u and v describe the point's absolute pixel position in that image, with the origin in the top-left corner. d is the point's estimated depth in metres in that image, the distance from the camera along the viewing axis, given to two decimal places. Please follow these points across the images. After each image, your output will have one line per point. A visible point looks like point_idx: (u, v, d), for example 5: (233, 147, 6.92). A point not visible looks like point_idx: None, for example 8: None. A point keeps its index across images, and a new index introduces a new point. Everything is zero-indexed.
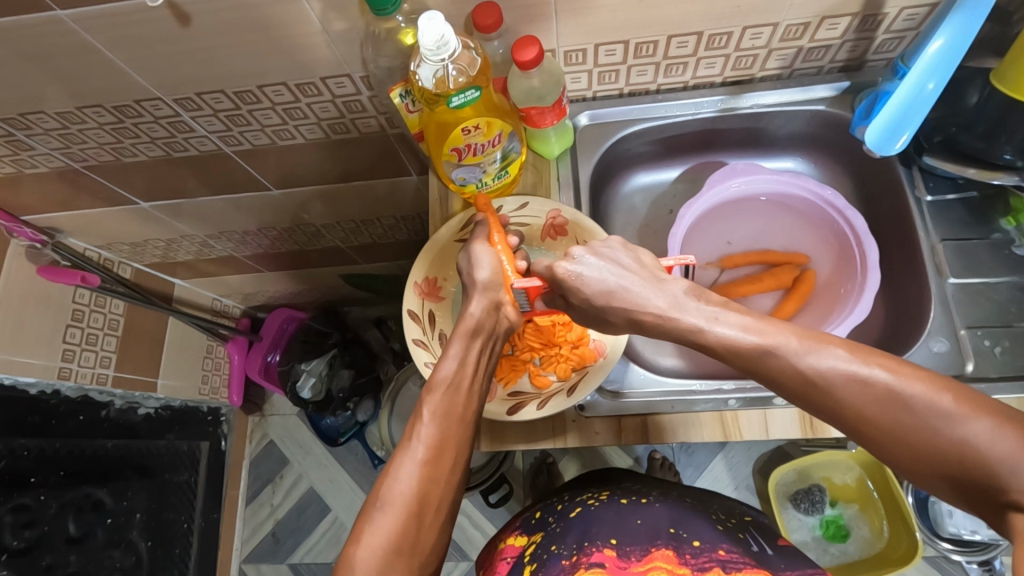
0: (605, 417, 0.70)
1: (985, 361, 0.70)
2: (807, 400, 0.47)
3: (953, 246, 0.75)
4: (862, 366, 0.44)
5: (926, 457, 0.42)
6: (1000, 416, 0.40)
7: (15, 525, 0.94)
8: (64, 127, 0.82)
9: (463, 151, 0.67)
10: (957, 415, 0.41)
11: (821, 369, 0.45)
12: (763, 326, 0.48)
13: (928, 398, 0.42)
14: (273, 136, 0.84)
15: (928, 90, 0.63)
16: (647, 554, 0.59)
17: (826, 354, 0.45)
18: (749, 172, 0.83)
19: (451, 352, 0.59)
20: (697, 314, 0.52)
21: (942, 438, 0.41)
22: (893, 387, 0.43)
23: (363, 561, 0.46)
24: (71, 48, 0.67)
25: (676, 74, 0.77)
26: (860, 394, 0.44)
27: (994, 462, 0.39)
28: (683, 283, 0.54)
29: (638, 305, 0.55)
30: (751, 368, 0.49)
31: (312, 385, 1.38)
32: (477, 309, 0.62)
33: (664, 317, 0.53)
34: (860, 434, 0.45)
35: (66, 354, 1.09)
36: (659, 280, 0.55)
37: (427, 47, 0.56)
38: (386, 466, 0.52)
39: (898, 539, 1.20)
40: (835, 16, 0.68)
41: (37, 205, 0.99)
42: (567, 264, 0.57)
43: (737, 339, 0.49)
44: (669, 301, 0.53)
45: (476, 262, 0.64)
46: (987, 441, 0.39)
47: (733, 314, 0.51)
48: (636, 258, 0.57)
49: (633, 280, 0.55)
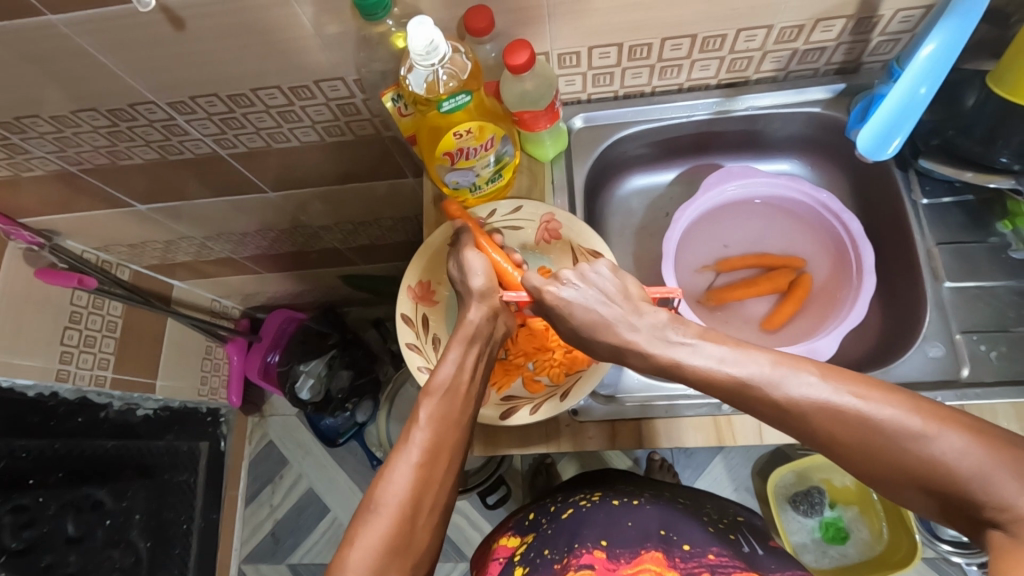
0: (599, 421, 0.70)
1: (981, 366, 0.70)
2: (785, 425, 0.46)
3: (950, 249, 0.75)
4: (835, 391, 0.44)
5: (900, 476, 0.42)
6: (969, 430, 0.40)
7: (14, 526, 0.95)
8: (60, 130, 0.82)
9: (456, 155, 0.67)
10: (928, 433, 0.40)
11: (794, 398, 0.45)
12: (739, 356, 0.48)
13: (899, 420, 0.41)
14: (268, 138, 0.84)
15: (921, 94, 0.63)
16: (636, 556, 0.59)
17: (800, 381, 0.45)
18: (745, 175, 0.82)
19: (450, 356, 0.59)
20: (677, 345, 0.52)
21: (913, 457, 0.41)
22: (865, 412, 0.42)
23: (356, 563, 0.46)
24: (65, 52, 0.67)
25: (671, 76, 0.77)
26: (833, 418, 0.43)
27: (966, 478, 0.39)
28: (663, 314, 0.53)
29: (622, 338, 0.55)
30: (728, 396, 0.48)
31: (311, 386, 1.39)
32: (476, 315, 0.62)
33: (645, 348, 0.53)
34: (833, 455, 0.45)
35: (65, 355, 1.09)
36: (638, 308, 0.55)
37: (417, 51, 0.55)
38: (380, 467, 0.52)
39: (897, 544, 1.20)
40: (830, 19, 0.67)
41: (34, 207, 0.99)
42: (554, 288, 0.57)
43: (713, 371, 0.49)
44: (650, 331, 0.53)
45: (468, 270, 0.64)
46: (956, 457, 0.39)
47: (710, 344, 0.50)
48: (623, 285, 0.56)
49: (612, 308, 0.55)
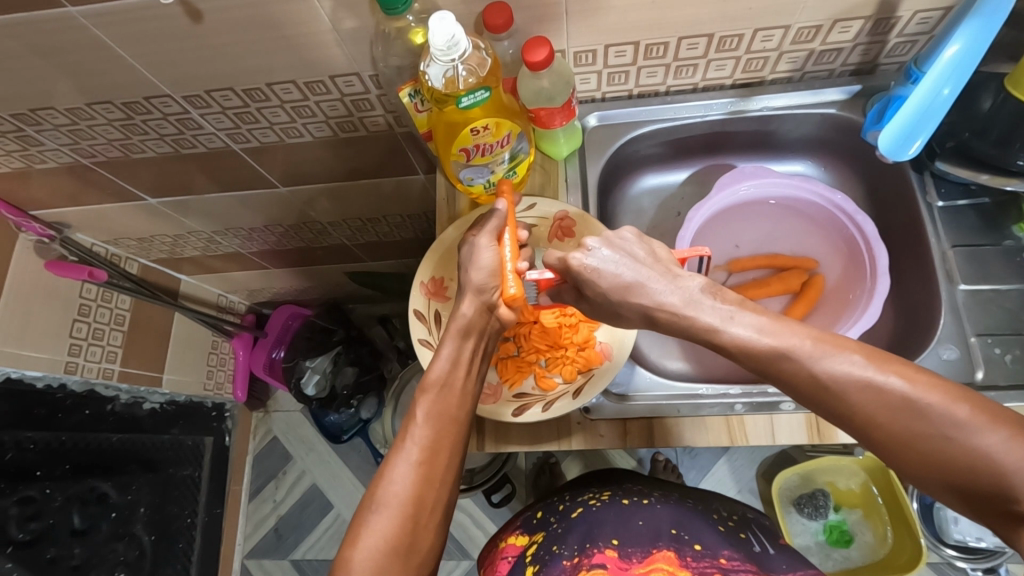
0: (610, 420, 0.70)
1: (995, 369, 0.70)
2: (818, 403, 0.46)
3: (964, 252, 0.75)
4: (878, 373, 0.44)
5: (934, 465, 0.42)
6: (1013, 426, 0.40)
7: (20, 518, 0.95)
8: (74, 122, 0.82)
9: (472, 151, 0.67)
10: (971, 424, 0.41)
11: (835, 373, 0.44)
12: (778, 328, 0.47)
13: (945, 407, 0.42)
14: (281, 133, 0.84)
15: (944, 95, 0.62)
16: (648, 555, 0.59)
17: (843, 359, 0.45)
18: (758, 175, 0.82)
19: (444, 352, 0.59)
20: (712, 313, 0.50)
21: (955, 446, 0.41)
22: (910, 395, 0.42)
23: (358, 563, 0.47)
24: (82, 43, 0.67)
25: (686, 76, 0.77)
26: (875, 400, 0.43)
27: (1007, 472, 0.40)
28: (697, 279, 0.51)
29: (653, 301, 0.52)
30: (764, 368, 0.48)
31: (316, 382, 1.39)
32: (468, 309, 0.61)
33: (679, 313, 0.51)
34: (867, 438, 0.45)
35: (73, 348, 1.10)
36: (674, 275, 0.52)
37: (438, 47, 0.55)
38: (380, 467, 0.52)
39: (902, 547, 1.18)
40: (847, 20, 0.67)
41: (45, 200, 1.00)
42: (580, 255, 0.55)
43: (752, 341, 0.47)
44: (684, 297, 0.51)
45: (474, 263, 0.63)
46: (1000, 450, 0.40)
47: (748, 314, 0.49)
48: (650, 250, 0.55)
49: (640, 276, 0.53)
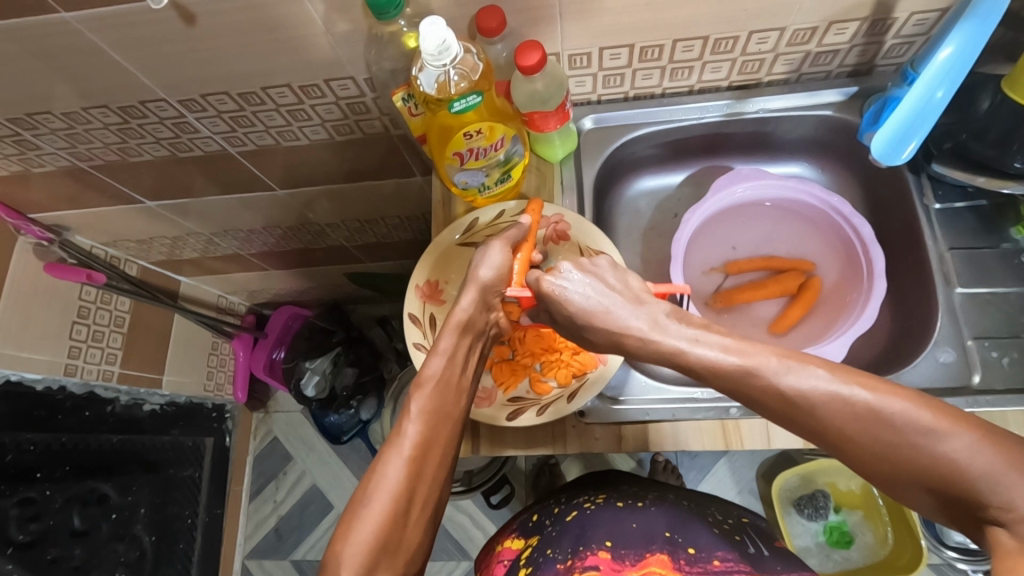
0: (605, 423, 0.70)
1: (992, 372, 0.69)
2: (789, 419, 0.45)
3: (961, 254, 0.74)
4: (843, 385, 0.43)
5: (905, 473, 0.42)
6: (979, 431, 0.40)
7: (20, 519, 0.95)
8: (71, 126, 0.82)
9: (465, 155, 0.67)
10: (938, 430, 0.40)
11: (800, 389, 0.44)
12: (744, 346, 0.46)
13: (909, 415, 0.41)
14: (278, 136, 0.84)
15: (938, 98, 0.62)
16: (641, 558, 0.59)
17: (807, 374, 0.44)
18: (754, 177, 0.82)
19: (441, 347, 0.58)
20: (678, 335, 0.49)
21: (924, 454, 0.41)
22: (875, 405, 0.42)
23: (349, 558, 0.46)
24: (77, 48, 0.67)
25: (682, 78, 0.76)
26: (841, 412, 0.43)
27: (975, 478, 0.39)
28: (664, 305, 0.51)
29: (619, 325, 0.52)
30: (732, 388, 0.47)
31: (316, 383, 1.39)
32: (468, 303, 0.59)
33: (646, 337, 0.51)
34: (839, 450, 0.44)
35: (72, 351, 1.11)
36: (641, 300, 0.52)
37: (429, 52, 0.55)
38: (374, 460, 0.51)
39: (902, 549, 1.18)
40: (843, 21, 0.67)
41: (44, 202, 1.00)
42: (552, 278, 0.54)
43: (718, 360, 0.46)
44: (650, 322, 0.51)
45: (484, 259, 0.62)
46: (966, 456, 0.39)
47: (714, 334, 0.48)
48: (624, 279, 0.54)
49: (605, 301, 0.53)
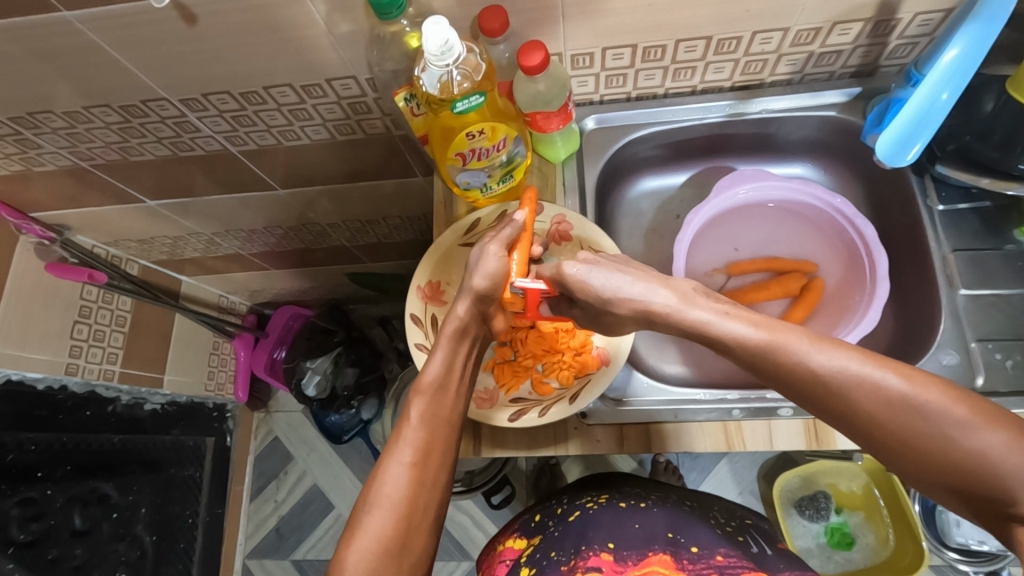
0: (607, 424, 0.70)
1: (996, 374, 0.69)
2: (816, 401, 0.46)
3: (965, 256, 0.74)
4: (876, 370, 0.44)
5: (934, 466, 0.42)
6: (1013, 429, 0.40)
7: (21, 518, 0.95)
8: (72, 126, 0.82)
9: (467, 155, 0.67)
10: (971, 424, 0.40)
11: (831, 369, 0.45)
12: (774, 323, 0.48)
13: (943, 406, 0.41)
14: (279, 136, 0.84)
15: (943, 100, 0.62)
16: (643, 559, 0.58)
17: (838, 355, 0.45)
18: (757, 178, 0.82)
19: (438, 355, 0.59)
20: (708, 308, 0.52)
21: (953, 447, 0.41)
22: (908, 393, 0.42)
23: (352, 564, 0.46)
24: (78, 48, 0.67)
25: (685, 78, 0.76)
26: (872, 397, 0.43)
27: (1005, 475, 0.39)
28: (690, 283, 0.54)
29: (645, 304, 0.54)
30: (759, 362, 0.48)
31: (317, 382, 1.40)
32: (464, 311, 0.61)
33: (674, 312, 0.53)
34: (867, 437, 0.44)
35: (74, 350, 1.11)
36: (668, 280, 0.55)
37: (432, 52, 0.55)
38: (375, 468, 0.52)
39: (903, 550, 1.18)
40: (847, 22, 0.67)
41: (45, 202, 1.00)
42: (575, 265, 0.57)
43: (747, 334, 0.48)
44: (679, 297, 0.53)
45: (478, 268, 0.61)
46: (1001, 452, 0.39)
47: (743, 313, 0.50)
48: (638, 270, 0.57)
49: (634, 283, 0.55)
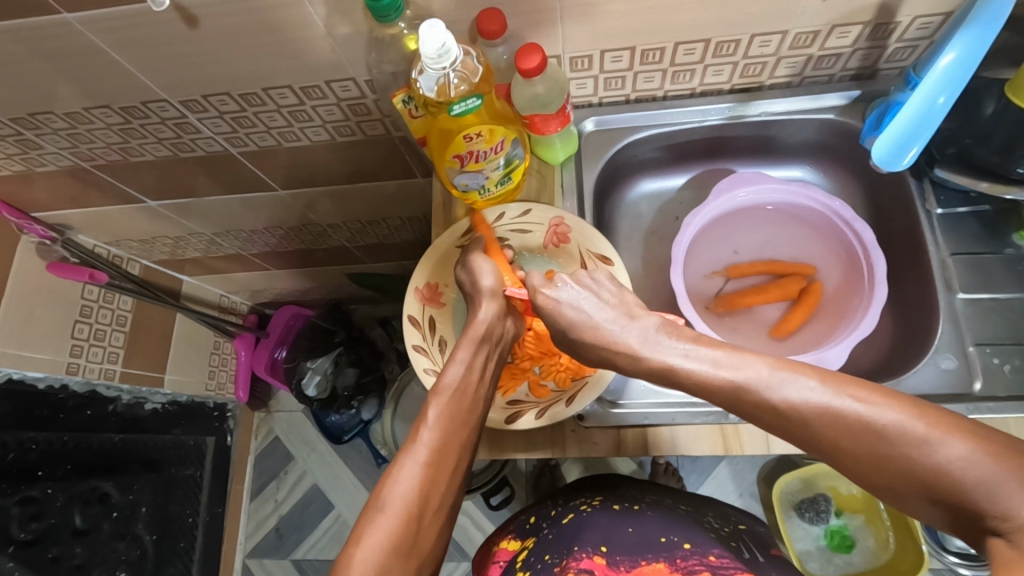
0: (604, 427, 0.70)
1: (994, 379, 0.69)
2: (785, 432, 0.46)
3: (964, 260, 0.74)
4: (834, 397, 0.44)
5: (905, 482, 0.42)
6: (974, 440, 0.39)
7: (22, 517, 0.96)
8: (73, 126, 0.82)
9: (466, 157, 0.67)
10: (931, 439, 0.40)
11: (792, 401, 0.45)
12: (734, 360, 0.49)
13: (902, 425, 0.41)
14: (279, 137, 0.84)
15: (940, 104, 0.62)
16: (636, 564, 0.58)
17: (796, 385, 0.45)
18: (757, 180, 0.82)
19: (460, 356, 0.59)
20: (672, 350, 0.53)
21: (917, 464, 0.41)
22: (866, 416, 0.42)
23: (360, 561, 0.46)
24: (78, 49, 0.68)
25: (684, 81, 0.76)
26: (833, 424, 0.43)
27: (971, 487, 0.39)
28: (654, 319, 0.56)
29: (614, 339, 0.57)
30: (728, 402, 0.49)
31: (317, 383, 1.40)
32: (487, 315, 0.63)
33: (637, 354, 0.55)
34: (839, 463, 0.45)
35: (75, 349, 1.11)
36: (633, 313, 0.57)
37: (428, 55, 0.55)
38: (388, 468, 0.52)
39: (904, 554, 1.18)
40: (846, 25, 0.66)
41: (46, 202, 1.00)
42: (549, 290, 0.62)
43: (708, 374, 0.49)
44: (643, 337, 0.55)
45: (479, 271, 0.66)
46: (960, 465, 0.39)
47: (705, 348, 0.51)
48: (619, 294, 0.60)
49: (604, 317, 0.58)
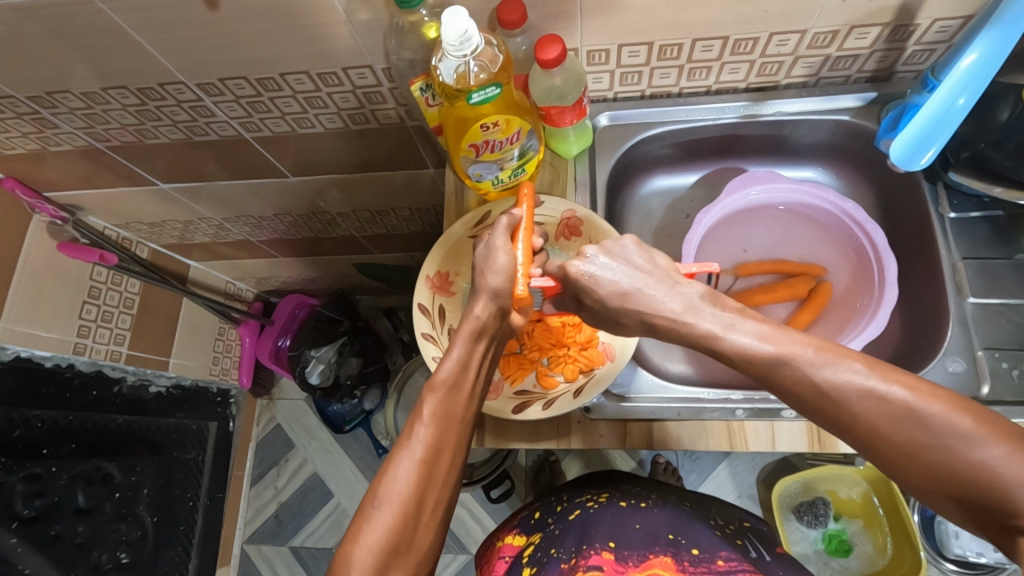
0: (610, 420, 0.70)
1: (1001, 384, 0.69)
2: (817, 410, 0.46)
3: (975, 264, 0.74)
4: (882, 383, 0.43)
5: (933, 474, 0.42)
6: (1012, 440, 0.41)
7: (26, 494, 0.96)
8: (90, 106, 0.83)
9: (481, 147, 0.67)
10: (974, 436, 0.41)
11: (837, 383, 0.44)
12: (780, 334, 0.47)
13: (946, 418, 0.42)
14: (293, 123, 0.84)
15: (959, 104, 0.62)
16: (645, 559, 0.59)
17: (844, 368, 0.44)
18: (769, 180, 0.81)
19: (453, 353, 0.57)
20: (712, 319, 0.49)
21: (955, 457, 0.41)
22: (913, 405, 0.42)
23: (358, 560, 0.46)
24: (99, 28, 0.68)
25: (699, 78, 0.76)
26: (877, 410, 0.43)
27: (1006, 484, 0.40)
28: (699, 288, 0.51)
29: (651, 308, 0.52)
30: (763, 376, 0.47)
31: (321, 371, 1.38)
32: (481, 312, 0.59)
33: (678, 320, 0.51)
34: (868, 447, 0.45)
35: (82, 329, 1.12)
36: (674, 281, 0.52)
37: (450, 42, 0.55)
38: (384, 463, 0.51)
39: (902, 559, 1.18)
40: (865, 25, 0.67)
41: (59, 181, 1.01)
42: (578, 263, 0.54)
43: (751, 347, 0.47)
44: (683, 304, 0.51)
45: (490, 265, 0.61)
46: (1001, 464, 0.40)
47: (748, 321, 0.48)
48: (650, 258, 0.54)
49: (648, 286, 0.53)
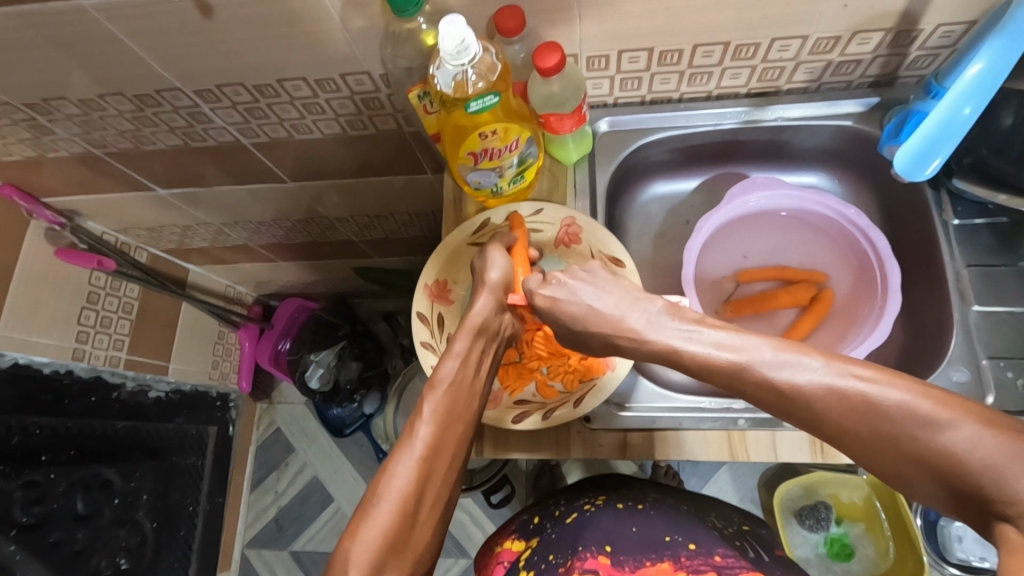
0: (613, 431, 0.69)
1: (1005, 393, 0.68)
2: (787, 414, 0.44)
3: (979, 272, 0.73)
4: (839, 377, 0.41)
5: (908, 465, 0.39)
6: (982, 419, 0.37)
7: (25, 501, 0.96)
8: (86, 113, 0.82)
9: (479, 155, 0.67)
10: (939, 421, 0.38)
11: (796, 383, 0.42)
12: (737, 339, 0.45)
13: (908, 406, 0.39)
14: (291, 129, 0.84)
15: (965, 114, 0.61)
16: (641, 566, 0.58)
17: (802, 366, 0.42)
18: (771, 186, 0.80)
19: (456, 349, 0.58)
20: (674, 332, 0.49)
21: (923, 447, 0.38)
22: (871, 397, 0.40)
23: (357, 556, 0.45)
24: (95, 35, 0.67)
25: (700, 83, 0.76)
26: (838, 407, 0.41)
27: (976, 470, 0.36)
28: (659, 302, 0.52)
29: (615, 327, 0.53)
30: (730, 386, 0.46)
31: (320, 375, 1.39)
32: (483, 308, 0.61)
33: (641, 337, 0.51)
34: (843, 446, 0.42)
35: (81, 335, 1.11)
36: (636, 297, 0.53)
37: (447, 51, 0.55)
38: (382, 464, 0.50)
39: (903, 567, 1.18)
40: (867, 31, 0.66)
41: (57, 187, 1.00)
42: (545, 290, 0.58)
43: (712, 357, 0.46)
44: (646, 320, 0.51)
45: (488, 262, 0.64)
46: (968, 447, 0.37)
47: (708, 329, 0.48)
48: (618, 280, 0.56)
49: (608, 304, 0.54)
